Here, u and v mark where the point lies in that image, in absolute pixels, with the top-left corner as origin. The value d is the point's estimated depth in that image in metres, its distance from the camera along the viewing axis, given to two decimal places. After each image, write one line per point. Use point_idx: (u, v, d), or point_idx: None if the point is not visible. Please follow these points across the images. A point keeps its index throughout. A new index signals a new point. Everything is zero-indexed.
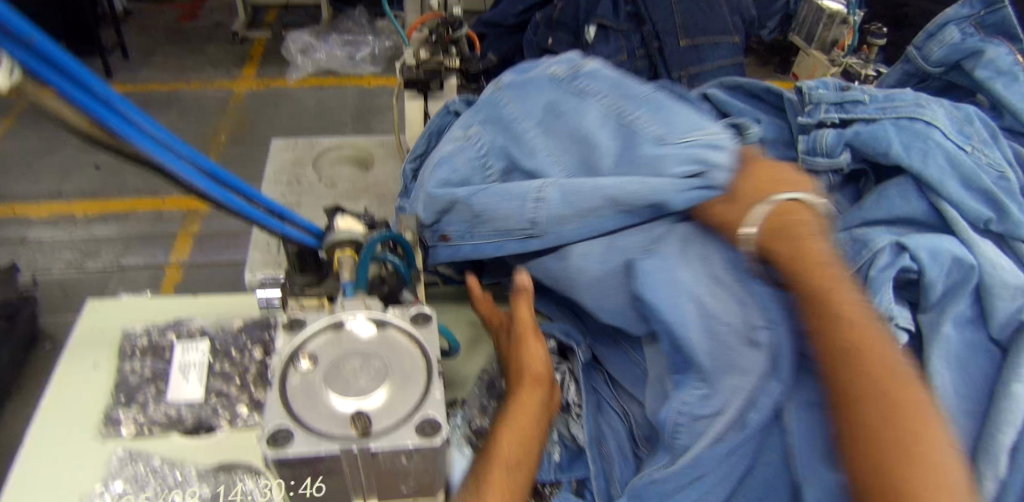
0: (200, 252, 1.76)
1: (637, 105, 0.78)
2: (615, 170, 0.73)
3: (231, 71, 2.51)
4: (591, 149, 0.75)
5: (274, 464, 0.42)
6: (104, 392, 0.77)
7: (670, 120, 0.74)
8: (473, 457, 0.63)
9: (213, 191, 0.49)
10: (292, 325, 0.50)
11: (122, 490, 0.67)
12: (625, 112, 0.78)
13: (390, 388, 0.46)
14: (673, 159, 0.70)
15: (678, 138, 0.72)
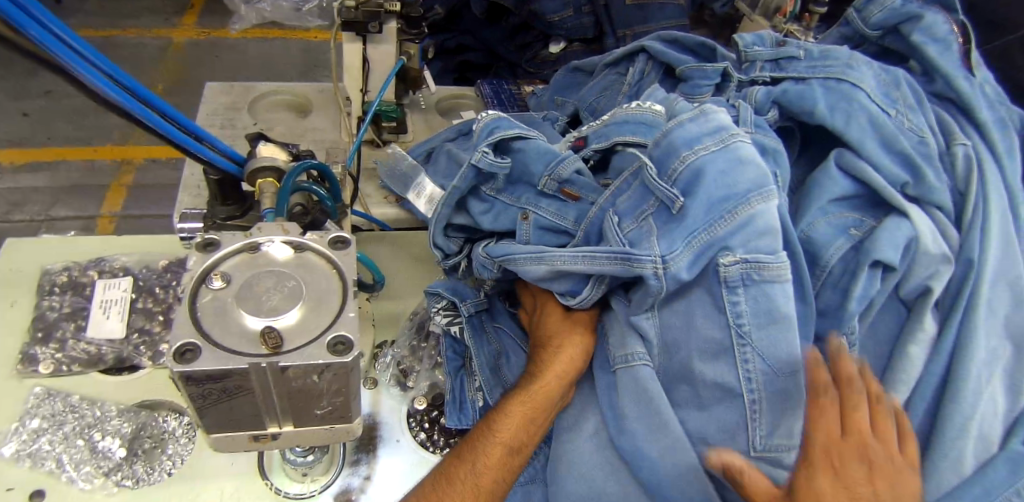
0: (134, 204, 1.71)
1: (757, 289, 0.63)
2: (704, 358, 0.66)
3: (170, 20, 2.38)
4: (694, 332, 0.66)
5: (180, 381, 0.42)
6: (18, 329, 0.74)
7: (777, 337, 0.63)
8: (400, 396, 0.75)
9: (125, 99, 0.47)
10: (205, 245, 0.49)
11: (39, 426, 0.67)
12: (748, 318, 0.64)
13: (304, 309, 0.46)
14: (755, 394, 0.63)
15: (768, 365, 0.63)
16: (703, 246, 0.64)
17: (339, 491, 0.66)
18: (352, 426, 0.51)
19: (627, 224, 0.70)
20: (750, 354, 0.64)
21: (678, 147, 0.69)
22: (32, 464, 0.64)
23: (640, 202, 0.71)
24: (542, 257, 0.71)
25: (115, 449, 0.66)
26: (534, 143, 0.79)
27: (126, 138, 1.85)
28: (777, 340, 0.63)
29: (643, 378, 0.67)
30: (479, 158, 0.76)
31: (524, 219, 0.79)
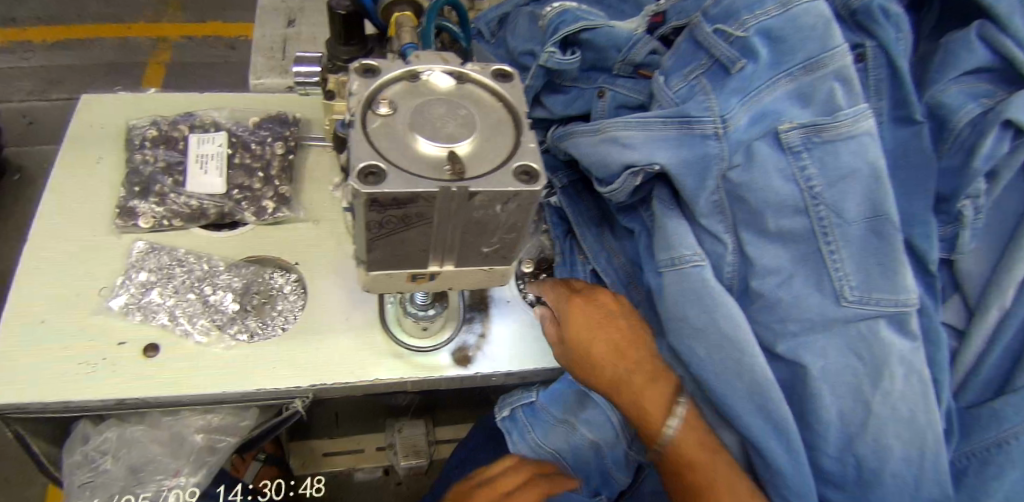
0: (174, 83, 1.66)
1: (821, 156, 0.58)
2: (779, 227, 0.59)
3: None
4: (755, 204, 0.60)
5: (364, 206, 0.39)
6: (112, 182, 0.71)
7: (847, 194, 0.58)
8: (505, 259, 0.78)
9: None
10: (367, 69, 0.45)
11: (148, 280, 0.65)
12: (817, 175, 0.58)
13: (480, 138, 0.43)
14: (846, 268, 0.58)
15: (837, 229, 0.58)
16: (760, 110, 0.60)
17: (456, 348, 0.67)
18: (508, 270, 0.50)
19: (675, 82, 0.65)
20: (823, 211, 0.58)
21: (738, 10, 0.63)
22: (143, 317, 0.63)
23: (690, 60, 0.65)
24: (572, 134, 0.70)
25: (226, 303, 0.65)
26: (601, 31, 0.69)
27: (158, 17, 1.78)
28: (846, 190, 0.58)
29: (685, 275, 0.61)
30: (545, 57, 0.69)
31: (601, 95, 0.70)
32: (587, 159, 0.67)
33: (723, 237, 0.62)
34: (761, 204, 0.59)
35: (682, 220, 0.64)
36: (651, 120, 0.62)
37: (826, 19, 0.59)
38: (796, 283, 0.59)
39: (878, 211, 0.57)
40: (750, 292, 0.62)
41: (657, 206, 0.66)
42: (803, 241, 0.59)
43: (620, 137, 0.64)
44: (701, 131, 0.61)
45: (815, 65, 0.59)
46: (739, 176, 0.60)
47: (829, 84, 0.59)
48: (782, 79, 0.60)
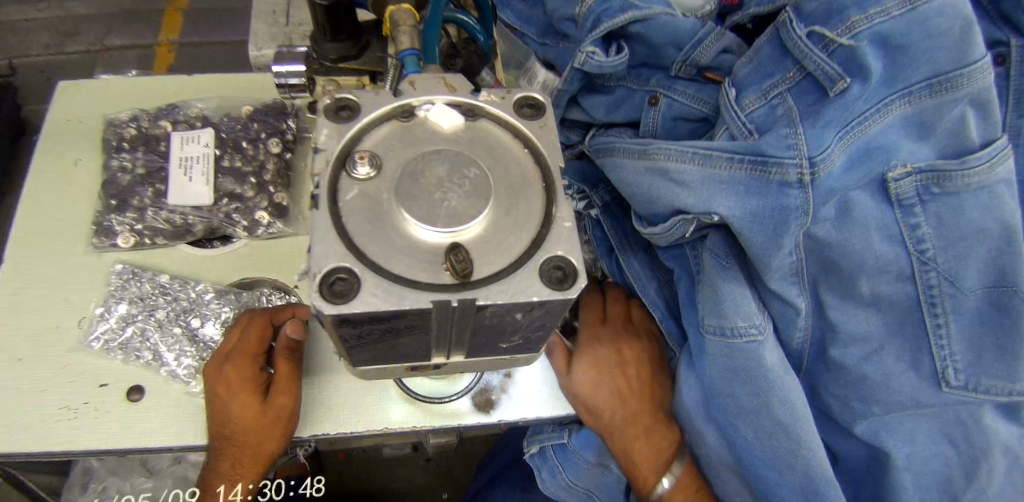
0: (191, 30, 1.54)
1: (936, 213, 0.45)
2: (871, 298, 0.47)
3: None
4: (842, 271, 0.46)
5: (332, 323, 0.28)
6: (89, 191, 0.63)
7: (964, 261, 0.45)
8: None
9: None
10: (341, 108, 0.32)
11: (128, 313, 0.57)
12: (931, 235, 0.45)
13: (494, 210, 0.31)
14: (951, 351, 0.47)
15: (945, 304, 0.46)
16: (863, 146, 0.44)
17: (476, 391, 0.56)
18: (534, 356, 0.38)
19: (748, 100, 0.48)
20: (935, 278, 0.45)
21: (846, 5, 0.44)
22: (123, 357, 0.55)
23: (770, 69, 0.47)
24: (612, 148, 0.53)
25: (216, 337, 0.58)
26: (658, 23, 0.52)
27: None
28: (966, 255, 0.45)
29: (738, 350, 0.50)
30: (581, 60, 0.52)
31: (653, 103, 0.55)
32: (625, 190, 0.51)
33: (796, 302, 0.48)
34: (853, 266, 0.46)
35: (744, 283, 0.50)
36: (713, 152, 0.46)
37: (968, 21, 0.41)
38: (887, 359, 0.48)
39: (1005, 282, 0.45)
40: (828, 361, 0.50)
41: (708, 259, 0.52)
42: (902, 309, 0.47)
43: (673, 170, 0.47)
44: (780, 177, 0.44)
45: (944, 86, 0.42)
46: (826, 233, 0.46)
47: (959, 115, 0.43)
48: (897, 102, 0.44)
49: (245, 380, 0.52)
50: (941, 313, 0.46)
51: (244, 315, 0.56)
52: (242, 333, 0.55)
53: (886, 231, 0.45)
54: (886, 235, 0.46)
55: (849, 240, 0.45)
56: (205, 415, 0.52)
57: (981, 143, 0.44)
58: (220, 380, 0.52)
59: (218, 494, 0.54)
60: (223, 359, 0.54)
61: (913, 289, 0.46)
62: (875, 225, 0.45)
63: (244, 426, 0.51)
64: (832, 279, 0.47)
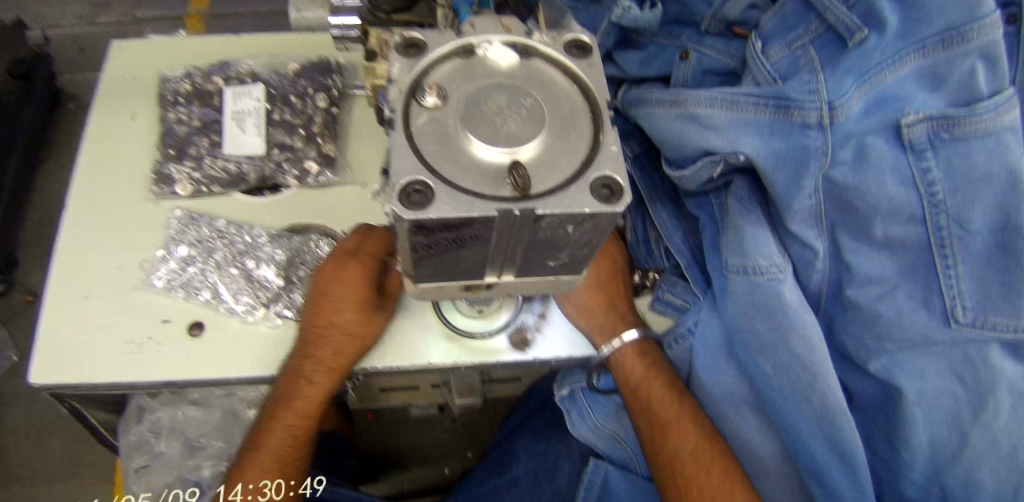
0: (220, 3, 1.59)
1: (945, 157, 0.48)
2: (885, 239, 0.50)
3: None
4: (855, 212, 0.50)
5: (406, 229, 0.32)
6: (147, 144, 0.67)
7: (971, 204, 0.48)
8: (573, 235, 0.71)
9: None
10: (410, 44, 0.36)
11: (188, 254, 0.61)
12: (940, 179, 0.48)
13: (549, 136, 0.35)
14: (962, 294, 0.49)
15: (953, 246, 0.49)
16: (878, 94, 0.48)
17: (514, 328, 0.60)
18: (576, 278, 0.42)
19: (772, 51, 0.51)
20: (944, 220, 0.48)
21: None
22: (186, 295, 0.60)
23: (793, 23, 0.51)
24: (645, 101, 0.57)
25: (269, 277, 0.61)
26: None
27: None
28: (975, 198, 0.47)
29: (760, 287, 0.53)
30: (620, 13, 0.55)
31: (683, 57, 0.58)
32: (656, 137, 0.55)
33: (815, 243, 0.52)
34: (868, 207, 0.49)
35: (766, 226, 0.54)
36: (739, 97, 0.50)
37: None
38: (900, 298, 0.51)
39: (1013, 223, 0.46)
40: (844, 301, 0.54)
41: (733, 205, 0.56)
42: (914, 251, 0.50)
43: (703, 115, 0.51)
44: (801, 118, 0.48)
45: (956, 39, 0.46)
46: (845, 178, 0.49)
47: (971, 66, 0.46)
48: (912, 54, 0.48)
49: (363, 278, 0.57)
50: (951, 254, 0.49)
51: (362, 226, 0.61)
52: (360, 241, 0.59)
53: (900, 175, 0.48)
54: (900, 179, 0.48)
55: (865, 181, 0.48)
56: (319, 303, 0.57)
57: (988, 94, 0.46)
58: (338, 270, 0.57)
59: (312, 379, 0.57)
60: (338, 257, 0.58)
61: (924, 229, 0.49)
62: (889, 170, 0.48)
63: (349, 311, 0.56)
64: (850, 222, 0.51)
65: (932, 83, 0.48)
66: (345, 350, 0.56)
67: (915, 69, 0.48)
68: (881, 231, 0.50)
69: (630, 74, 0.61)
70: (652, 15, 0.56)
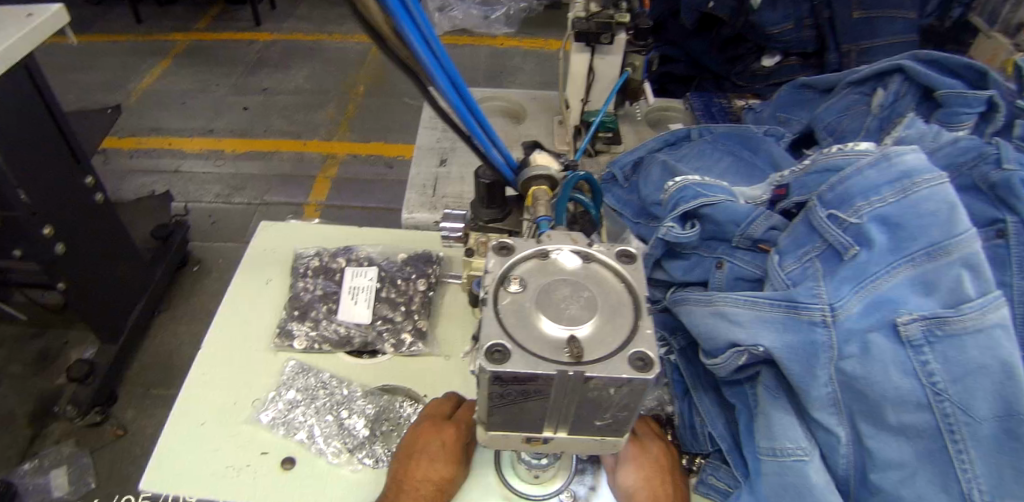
0: (336, 195, 1.94)
1: (944, 352, 0.55)
2: (900, 424, 0.56)
3: None
4: (868, 399, 0.57)
5: (488, 380, 0.43)
6: (278, 305, 0.84)
7: (973, 394, 0.54)
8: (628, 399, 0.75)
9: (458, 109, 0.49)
10: (503, 248, 0.51)
11: (294, 398, 0.73)
12: (941, 371, 0.55)
13: (599, 320, 0.46)
14: (976, 475, 0.54)
15: (961, 430, 0.55)
16: (876, 298, 0.58)
17: (564, 497, 0.66)
18: (620, 440, 0.50)
19: (787, 263, 0.64)
20: (950, 408, 0.55)
21: (852, 196, 0.62)
22: (285, 432, 0.70)
23: (803, 240, 0.64)
24: (684, 299, 0.68)
25: (358, 428, 0.71)
26: (723, 207, 0.70)
27: (330, 135, 2.16)
28: (975, 388, 0.54)
29: (788, 469, 0.58)
30: (664, 231, 0.70)
31: (718, 267, 0.70)
32: (693, 330, 0.65)
33: (836, 430, 0.58)
34: (878, 395, 0.56)
35: (791, 413, 0.60)
36: (759, 299, 0.61)
37: (951, 204, 0.57)
38: (921, 482, 0.56)
39: (1012, 411, 0.53)
40: (870, 484, 0.58)
41: (762, 391, 0.62)
42: (928, 437, 0.56)
43: (729, 312, 0.62)
44: (808, 317, 0.58)
45: (940, 251, 0.57)
46: (855, 369, 0.57)
47: (957, 275, 0.56)
48: (904, 265, 0.58)
49: (460, 441, 0.65)
50: (961, 439, 0.55)
51: (451, 395, 0.72)
52: (455, 409, 0.69)
53: (904, 367, 0.56)
54: (903, 369, 0.56)
55: (871, 370, 0.56)
56: (421, 458, 0.63)
57: (976, 295, 0.55)
58: (438, 428, 0.65)
59: None
60: (432, 417, 0.67)
61: (934, 415, 0.55)
62: (892, 362, 0.56)
63: (444, 464, 0.63)
64: (868, 409, 0.57)
65: (924, 288, 0.57)
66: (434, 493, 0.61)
67: (907, 278, 0.58)
68: (896, 417, 0.56)
69: (675, 276, 0.74)
70: (690, 231, 0.70)
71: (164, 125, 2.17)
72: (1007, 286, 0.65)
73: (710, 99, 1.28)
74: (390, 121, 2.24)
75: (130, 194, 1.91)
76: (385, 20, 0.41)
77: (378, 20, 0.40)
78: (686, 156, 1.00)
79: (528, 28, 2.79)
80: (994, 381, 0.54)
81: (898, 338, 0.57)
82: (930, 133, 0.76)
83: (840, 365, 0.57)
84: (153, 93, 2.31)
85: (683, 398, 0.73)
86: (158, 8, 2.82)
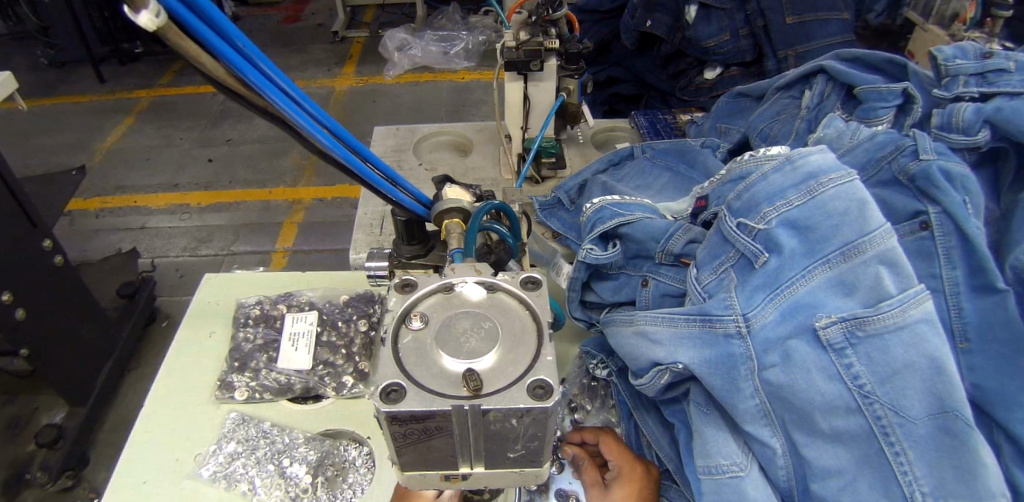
0: (303, 240, 1.95)
1: (867, 353, 0.55)
2: (834, 430, 0.55)
3: (332, 70, 2.79)
4: (798, 408, 0.56)
5: (386, 421, 0.42)
6: (219, 357, 0.82)
7: (901, 392, 0.54)
8: (574, 422, 0.74)
9: (349, 160, 0.50)
10: (405, 285, 0.50)
11: (234, 450, 0.71)
12: (865, 372, 0.55)
13: (500, 351, 0.46)
14: (918, 478, 0.53)
15: (896, 432, 0.53)
16: (792, 304, 0.58)
17: None
18: (541, 470, 0.49)
19: (704, 275, 0.64)
20: (881, 409, 0.54)
21: (759, 202, 0.62)
22: (226, 485, 0.68)
23: (717, 252, 0.64)
24: (612, 321, 0.69)
25: (301, 476, 0.69)
26: (640, 224, 0.72)
27: (296, 181, 2.18)
28: (902, 386, 0.54)
29: (725, 486, 0.57)
30: (584, 253, 0.72)
31: (645, 284, 0.71)
32: (620, 351, 0.66)
33: (771, 441, 0.57)
34: (805, 402, 0.55)
35: (724, 427, 0.60)
36: (676, 315, 0.61)
37: (860, 202, 0.57)
38: (862, 489, 0.54)
39: (943, 407, 0.52)
40: (812, 495, 0.57)
41: (694, 408, 0.62)
42: (863, 441, 0.54)
43: (650, 331, 0.63)
44: (723, 329, 0.58)
45: (853, 251, 0.57)
46: (778, 377, 0.56)
47: (875, 272, 0.56)
48: (820, 267, 0.58)
49: None
50: (897, 441, 0.53)
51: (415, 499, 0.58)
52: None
53: (830, 371, 0.56)
54: (827, 374, 0.55)
55: (794, 377, 0.56)
56: None
57: (894, 293, 0.55)
58: None
59: None
60: None
61: (865, 419, 0.54)
62: (814, 367, 0.56)
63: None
64: (800, 418, 0.56)
65: (842, 290, 0.57)
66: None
67: (824, 281, 0.58)
68: (827, 423, 0.55)
69: (607, 297, 0.74)
70: (610, 253, 0.72)
71: (129, 183, 2.18)
72: (936, 277, 0.65)
73: (655, 116, 1.30)
74: None
75: (97, 254, 1.90)
76: (230, 75, 0.40)
77: (222, 76, 0.39)
78: (625, 176, 1.01)
79: (487, 60, 2.85)
80: (921, 378, 0.53)
81: (821, 343, 0.56)
82: (847, 132, 0.79)
83: (764, 374, 0.57)
84: (119, 152, 2.32)
85: (628, 420, 0.73)
86: (122, 66, 2.85)
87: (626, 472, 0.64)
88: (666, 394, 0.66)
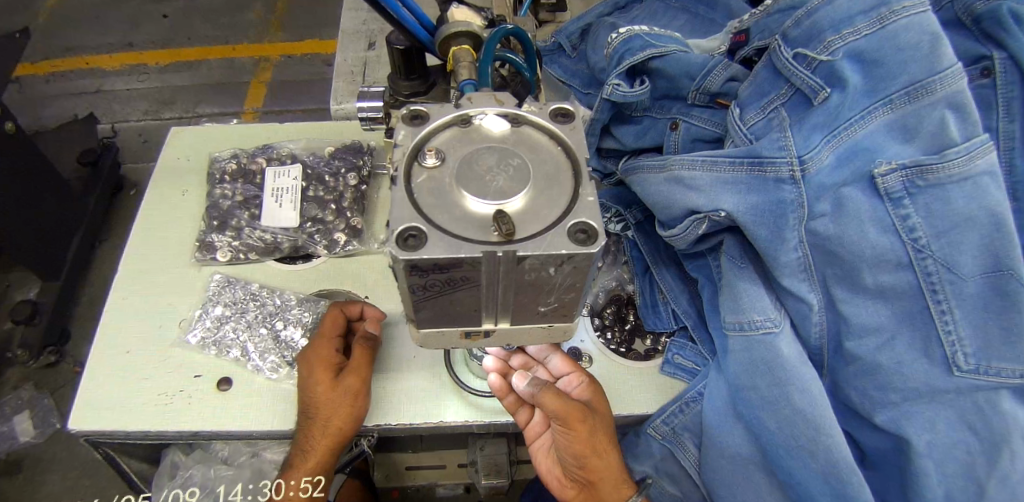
0: (273, 101, 1.79)
1: (925, 204, 0.50)
2: (877, 286, 0.51)
3: None
4: (842, 261, 0.52)
5: (405, 270, 0.36)
6: (196, 217, 0.74)
7: (957, 248, 0.49)
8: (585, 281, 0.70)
9: None
10: (413, 116, 0.42)
11: (222, 314, 0.66)
12: (922, 225, 0.50)
13: (532, 192, 0.39)
14: (960, 339, 0.50)
15: (945, 290, 0.50)
16: (850, 147, 0.52)
17: None
18: (570, 326, 0.44)
19: (749, 115, 0.57)
20: (933, 265, 0.50)
21: (822, 29, 0.53)
22: (217, 352, 0.63)
23: (766, 89, 0.57)
24: (637, 168, 0.62)
25: (296, 338, 0.65)
26: (674, 57, 0.62)
27: (261, 37, 1.96)
28: (958, 241, 0.49)
29: (756, 343, 0.55)
30: (609, 91, 0.62)
31: (674, 127, 0.64)
32: (649, 200, 0.60)
33: (808, 296, 0.54)
34: (852, 255, 0.51)
35: (759, 282, 0.56)
36: (718, 158, 0.55)
37: (934, 35, 0.49)
38: (899, 347, 0.52)
39: (999, 266, 0.48)
40: (844, 354, 0.55)
41: (725, 261, 0.59)
42: (907, 298, 0.51)
43: (686, 176, 0.56)
44: (775, 173, 0.53)
45: (921, 90, 0.49)
46: (825, 226, 0.52)
47: (941, 117, 0.49)
48: (881, 109, 0.51)
49: (325, 362, 0.60)
50: (944, 299, 0.50)
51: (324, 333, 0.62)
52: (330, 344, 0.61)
53: (882, 224, 0.51)
54: (881, 226, 0.51)
55: (843, 227, 0.51)
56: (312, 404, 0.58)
57: (962, 140, 0.48)
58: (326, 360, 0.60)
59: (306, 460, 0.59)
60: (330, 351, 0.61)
61: (913, 275, 0.50)
62: (867, 217, 0.51)
63: (346, 392, 0.57)
64: (844, 272, 0.53)
65: (906, 136, 0.51)
66: (337, 435, 0.57)
67: (886, 126, 0.51)
68: (872, 280, 0.51)
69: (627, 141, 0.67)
70: (638, 89, 0.62)
71: (74, 40, 1.93)
72: (991, 132, 0.59)
73: None
74: (324, 12, 2.03)
75: (53, 122, 1.73)
76: None
77: None
78: (637, 19, 0.89)
79: None
80: (979, 236, 0.48)
81: (875, 191, 0.51)
82: None
83: (811, 224, 0.53)
84: (57, 6, 2.03)
85: (643, 277, 0.69)
86: None
87: (589, 384, 0.58)
88: (697, 246, 0.61)
